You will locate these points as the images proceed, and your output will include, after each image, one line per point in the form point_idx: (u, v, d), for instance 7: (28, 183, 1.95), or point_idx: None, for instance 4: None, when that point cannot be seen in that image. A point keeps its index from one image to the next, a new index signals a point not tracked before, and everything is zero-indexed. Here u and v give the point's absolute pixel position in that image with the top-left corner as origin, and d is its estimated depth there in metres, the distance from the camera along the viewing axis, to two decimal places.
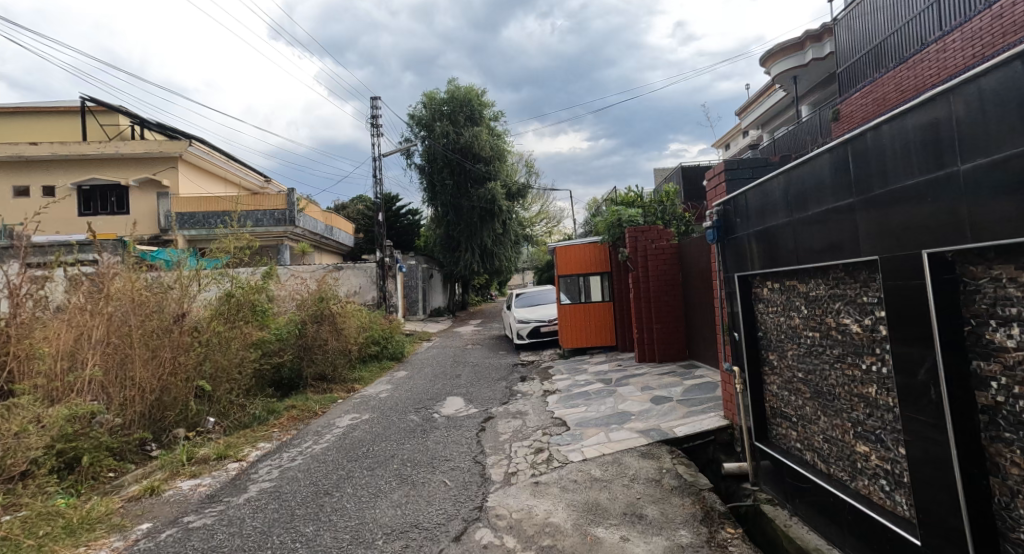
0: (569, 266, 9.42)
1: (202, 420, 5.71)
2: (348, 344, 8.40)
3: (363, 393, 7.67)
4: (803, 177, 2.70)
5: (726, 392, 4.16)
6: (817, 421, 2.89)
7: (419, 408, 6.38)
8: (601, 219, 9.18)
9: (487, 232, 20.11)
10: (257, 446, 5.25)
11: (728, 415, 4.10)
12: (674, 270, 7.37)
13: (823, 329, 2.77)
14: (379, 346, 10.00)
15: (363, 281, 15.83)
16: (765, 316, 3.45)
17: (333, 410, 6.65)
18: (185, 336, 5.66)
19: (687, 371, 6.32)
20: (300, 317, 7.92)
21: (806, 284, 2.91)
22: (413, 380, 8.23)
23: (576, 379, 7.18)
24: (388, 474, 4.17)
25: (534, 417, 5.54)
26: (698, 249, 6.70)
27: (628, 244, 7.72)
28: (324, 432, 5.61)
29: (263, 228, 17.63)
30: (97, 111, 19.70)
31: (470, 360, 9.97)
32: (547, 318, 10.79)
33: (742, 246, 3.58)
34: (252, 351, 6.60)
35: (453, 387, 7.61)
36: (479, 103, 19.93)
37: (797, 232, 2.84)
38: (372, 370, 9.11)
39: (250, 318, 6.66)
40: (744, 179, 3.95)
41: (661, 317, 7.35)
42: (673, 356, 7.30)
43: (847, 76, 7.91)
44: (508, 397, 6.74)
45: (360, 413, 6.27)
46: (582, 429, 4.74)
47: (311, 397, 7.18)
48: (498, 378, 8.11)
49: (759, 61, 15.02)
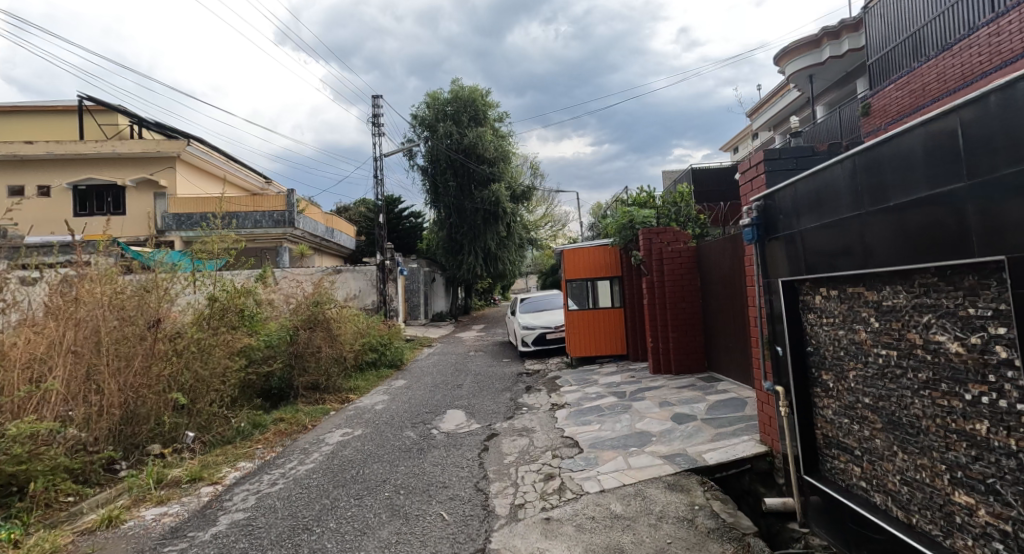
0: (577, 270, 8.90)
1: (179, 436, 5.24)
2: (343, 352, 7.93)
3: (358, 404, 7.16)
4: (881, 160, 2.22)
5: (763, 413, 3.65)
6: (893, 458, 2.38)
7: (416, 423, 5.88)
8: (612, 220, 8.69)
9: (491, 235, 19.61)
10: (236, 466, 4.75)
11: (766, 440, 3.59)
12: (692, 275, 6.87)
13: (902, 347, 2.27)
14: (377, 352, 9.52)
15: (364, 284, 15.34)
16: (817, 328, 2.95)
17: (323, 424, 6.16)
18: (160, 346, 5.20)
19: (708, 385, 5.80)
20: (292, 322, 7.44)
21: (878, 292, 2.41)
22: (411, 391, 7.75)
23: (586, 392, 6.67)
24: (378, 505, 3.66)
25: (543, 435, 5.04)
26: (719, 251, 6.17)
27: (642, 246, 7.22)
28: (312, 449, 5.11)
29: (252, 232, 17.23)
30: (96, 110, 19.40)
31: (472, 368, 9.48)
32: (553, 325, 10.30)
33: (787, 247, 3.09)
34: (238, 360, 6.12)
35: (454, 398, 7.11)
36: (483, 103, 19.54)
37: (869, 228, 2.34)
38: (369, 378, 8.62)
39: (235, 323, 6.19)
40: (786, 171, 3.43)
41: (678, 325, 6.85)
42: (690, 368, 6.81)
43: (878, 68, 7.45)
44: (513, 411, 6.24)
45: (352, 428, 5.78)
46: (597, 452, 4.23)
47: (302, 408, 6.71)
48: (503, 389, 7.60)
49: (773, 60, 14.54)
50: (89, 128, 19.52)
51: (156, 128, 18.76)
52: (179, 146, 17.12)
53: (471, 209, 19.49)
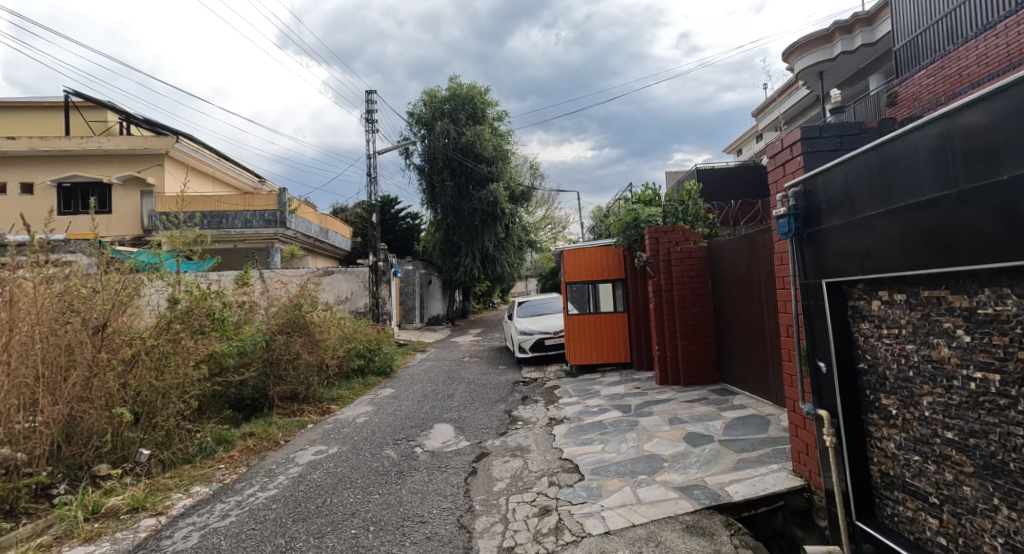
0: (578, 273, 8.36)
1: (134, 453, 4.70)
2: (325, 358, 7.38)
3: (339, 416, 6.59)
4: (989, 122, 1.68)
5: (797, 439, 3.08)
6: (992, 514, 1.83)
7: (399, 439, 5.31)
8: (614, 219, 8.15)
9: (489, 236, 19.04)
10: (187, 492, 4.17)
11: (803, 472, 3.01)
12: (702, 278, 6.33)
13: (1009, 371, 1.73)
14: (364, 359, 8.96)
15: (355, 286, 14.67)
16: (873, 341, 2.39)
17: (297, 439, 5.59)
18: (115, 354, 4.65)
19: (723, 401, 5.23)
20: (267, 327, 6.86)
21: (970, 296, 1.86)
22: (398, 401, 7.19)
23: (587, 404, 6.11)
24: (340, 547, 3.09)
25: (538, 456, 4.48)
26: (735, 249, 5.60)
27: (647, 246, 6.70)
28: (278, 471, 4.52)
29: (217, 234, 16.77)
30: (83, 106, 18.85)
31: (465, 376, 8.89)
32: (552, 330, 9.74)
33: (834, 243, 2.55)
34: (203, 368, 5.57)
35: (443, 411, 6.54)
36: (481, 101, 19.03)
37: (960, 214, 1.81)
38: (354, 387, 8.03)
39: (201, 329, 5.65)
40: (828, 152, 2.88)
41: (687, 332, 6.29)
42: (701, 379, 6.24)
43: (908, 52, 6.91)
44: (507, 426, 5.68)
45: (327, 445, 5.21)
46: (601, 480, 3.65)
47: (276, 421, 6.14)
48: (496, 400, 7.02)
49: (782, 55, 13.95)
50: (75, 124, 18.93)
51: (145, 125, 18.24)
52: (168, 142, 16.59)
53: (469, 209, 18.95)
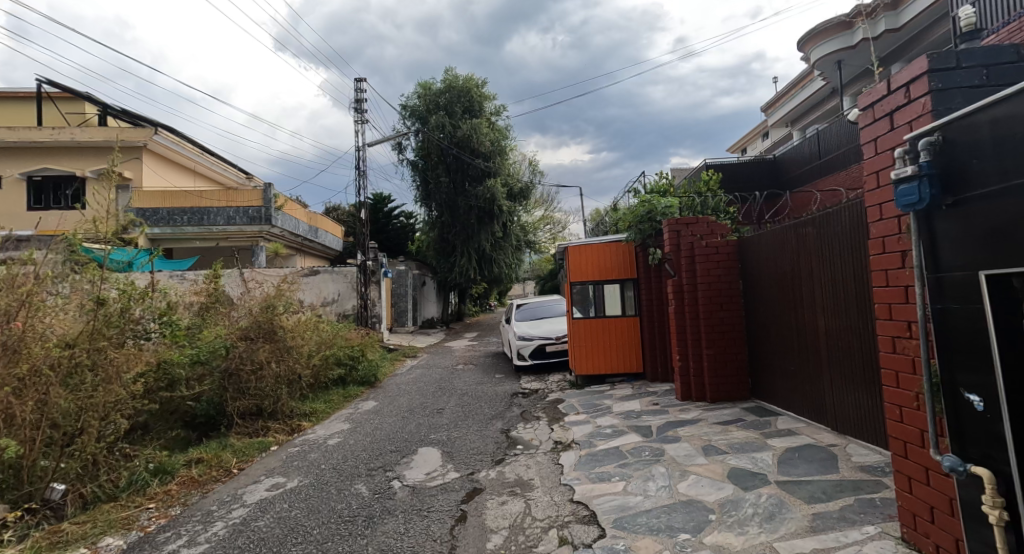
0: (584, 271, 7.51)
1: (44, 489, 3.77)
2: (297, 369, 6.48)
3: (309, 436, 5.65)
4: None
5: (910, 495, 2.20)
6: None
7: (373, 469, 4.40)
8: (625, 212, 7.30)
9: (485, 235, 18.21)
10: (93, 547, 3.24)
11: (924, 545, 2.14)
12: (732, 277, 5.46)
13: None
14: (345, 367, 8.07)
15: (343, 287, 13.74)
16: None
17: (253, 467, 4.67)
18: (19, 368, 3.72)
19: (765, 424, 4.35)
20: (230, 333, 5.97)
21: None
22: (381, 417, 6.31)
23: (599, 424, 5.23)
24: None
25: (544, 497, 3.59)
26: (774, 243, 4.73)
27: (667, 241, 5.85)
28: (216, 516, 3.61)
29: (159, 233, 15.70)
30: (58, 97, 17.91)
31: (458, 387, 7.99)
32: (553, 335, 8.86)
33: (1002, 217, 1.67)
34: (139, 384, 4.67)
35: (430, 430, 5.64)
36: (478, 93, 18.17)
37: None
38: (331, 400, 7.09)
39: (144, 334, 4.93)
40: (967, 88, 1.99)
41: (714, 340, 5.40)
42: (731, 395, 5.37)
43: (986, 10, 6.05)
44: (504, 451, 4.79)
45: (286, 477, 4.29)
46: (629, 540, 2.76)
47: (234, 443, 5.21)
48: (492, 416, 6.13)
49: (797, 44, 13.37)
50: (50, 116, 17.99)
51: (125, 117, 17.33)
52: (146, 134, 15.88)
53: (465, 206, 18.07)
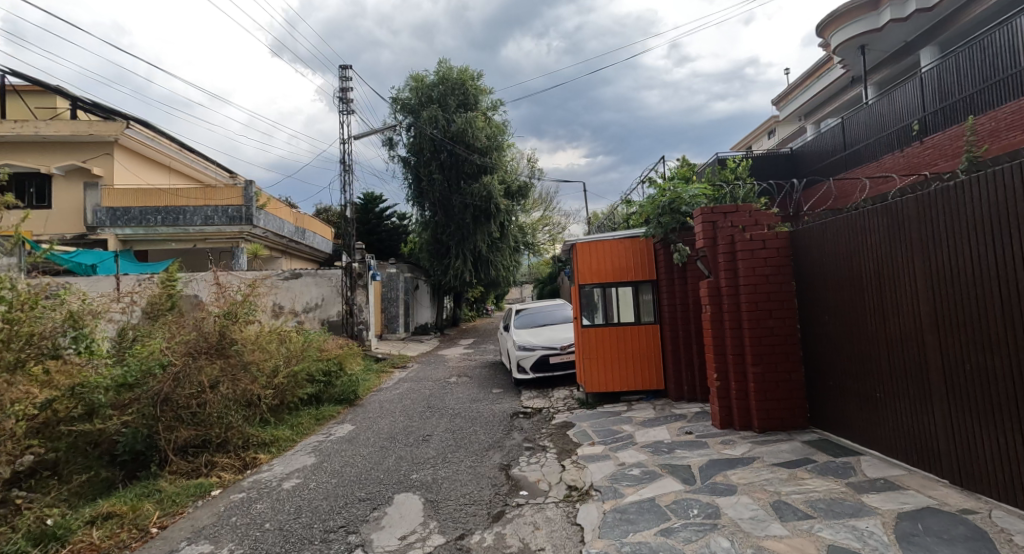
0: (594, 272, 6.47)
1: None
2: (254, 390, 5.41)
3: (262, 475, 4.58)
4: None
5: None
6: None
7: (331, 532, 3.34)
8: (643, 203, 6.27)
9: (481, 236, 17.19)
10: None
11: None
12: (784, 278, 4.42)
13: None
14: (319, 384, 7.04)
15: (327, 291, 12.62)
16: None
17: (178, 526, 3.59)
18: None
19: (849, 469, 3.31)
20: (170, 347, 4.90)
21: None
22: (355, 446, 5.26)
23: (622, 462, 4.16)
24: None
25: None
26: (847, 235, 3.70)
27: (699, 234, 4.80)
28: None
29: (131, 234, 14.63)
30: (26, 90, 16.86)
31: (449, 406, 6.91)
32: (557, 346, 7.82)
33: None
34: (23, 420, 3.60)
35: (412, 466, 4.57)
36: (474, 86, 17.14)
37: None
38: (299, 424, 6.01)
39: (50, 350, 3.95)
40: None
41: (762, 355, 4.36)
42: (783, 424, 4.35)
43: None
44: (505, 500, 3.73)
45: (214, 543, 3.26)
46: None
47: (165, 488, 4.16)
48: (489, 446, 5.08)
49: (817, 29, 12.46)
50: (17, 109, 16.92)
51: (96, 110, 16.28)
52: (117, 128, 14.85)
53: (460, 205, 17.05)
